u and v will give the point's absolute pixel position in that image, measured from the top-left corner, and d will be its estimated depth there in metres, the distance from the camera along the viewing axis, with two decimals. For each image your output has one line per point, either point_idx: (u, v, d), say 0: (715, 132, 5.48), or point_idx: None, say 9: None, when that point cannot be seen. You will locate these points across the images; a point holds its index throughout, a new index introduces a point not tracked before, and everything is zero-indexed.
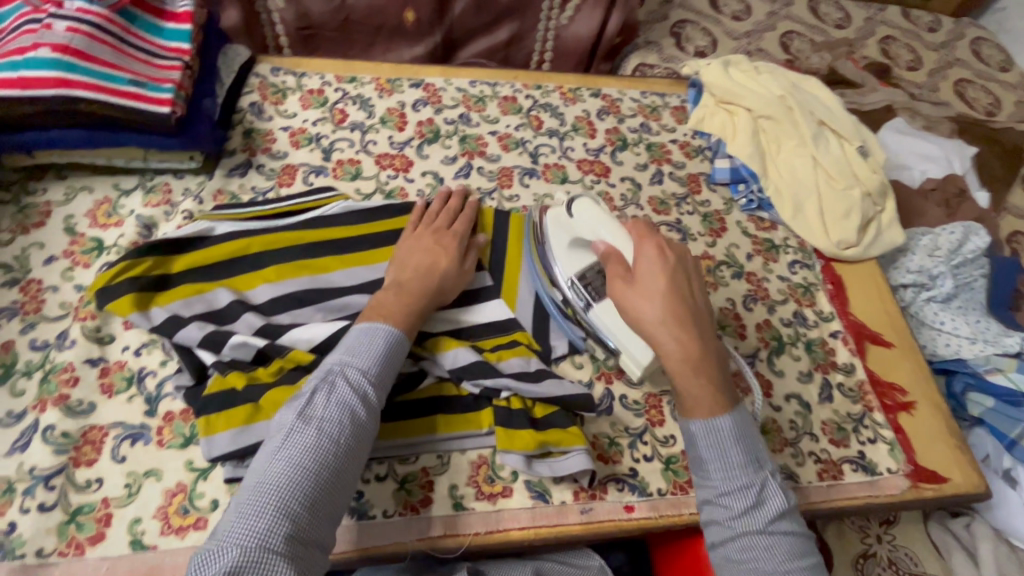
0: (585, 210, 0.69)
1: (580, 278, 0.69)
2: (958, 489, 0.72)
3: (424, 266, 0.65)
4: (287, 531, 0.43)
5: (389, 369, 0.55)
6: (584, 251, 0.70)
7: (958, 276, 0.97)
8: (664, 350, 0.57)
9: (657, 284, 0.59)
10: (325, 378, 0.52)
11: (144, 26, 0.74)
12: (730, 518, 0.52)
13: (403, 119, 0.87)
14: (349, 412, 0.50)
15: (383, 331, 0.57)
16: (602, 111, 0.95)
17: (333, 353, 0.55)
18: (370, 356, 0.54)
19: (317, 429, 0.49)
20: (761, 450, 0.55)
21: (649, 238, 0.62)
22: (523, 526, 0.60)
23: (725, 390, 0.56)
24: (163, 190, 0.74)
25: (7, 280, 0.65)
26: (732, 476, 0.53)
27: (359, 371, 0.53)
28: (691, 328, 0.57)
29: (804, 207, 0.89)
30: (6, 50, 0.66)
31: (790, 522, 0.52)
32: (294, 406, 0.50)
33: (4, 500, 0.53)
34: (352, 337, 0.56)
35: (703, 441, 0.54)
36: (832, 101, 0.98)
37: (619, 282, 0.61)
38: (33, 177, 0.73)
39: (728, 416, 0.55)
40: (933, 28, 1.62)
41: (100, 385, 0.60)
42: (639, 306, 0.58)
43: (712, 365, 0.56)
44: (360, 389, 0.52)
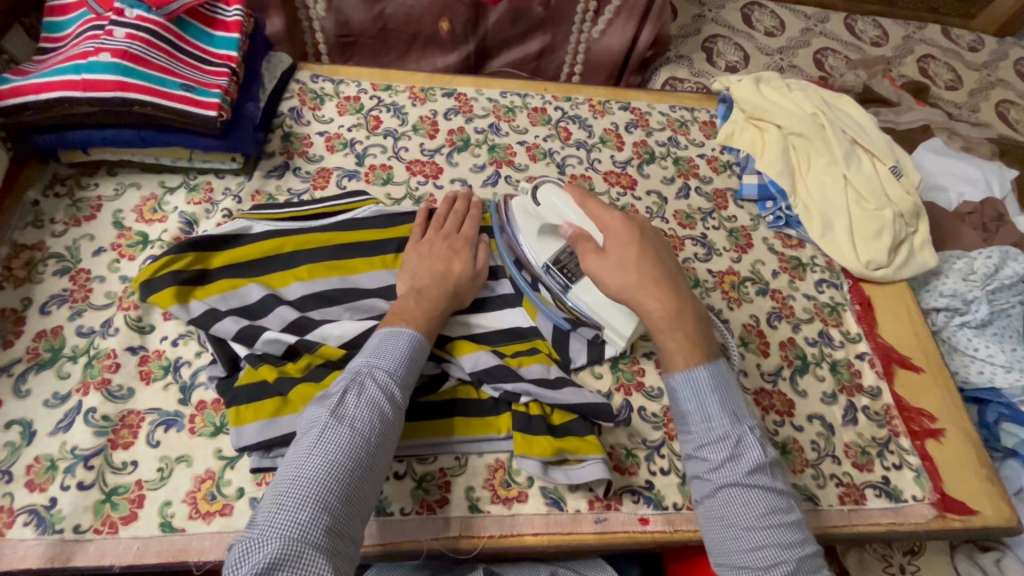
0: (552, 197, 0.70)
1: (555, 262, 0.71)
2: (988, 522, 0.70)
3: (440, 271, 0.67)
4: (326, 524, 0.45)
5: (412, 371, 0.57)
6: (551, 238, 0.72)
7: (993, 301, 0.95)
8: (648, 310, 0.60)
9: (628, 253, 0.62)
10: (354, 378, 0.54)
11: (195, 33, 0.78)
12: (709, 471, 0.54)
13: (434, 127, 0.89)
14: (379, 411, 0.52)
15: (407, 334, 0.58)
16: (631, 124, 0.96)
17: (360, 355, 0.57)
18: (396, 358, 0.56)
19: (350, 427, 0.50)
20: (740, 405, 0.56)
21: (609, 211, 0.66)
22: (537, 532, 0.61)
23: (702, 344, 0.59)
24: (206, 189, 0.78)
25: (59, 269, 0.69)
26: (711, 428, 0.55)
27: (387, 372, 0.55)
28: (668, 288, 0.61)
29: (834, 226, 0.87)
30: (70, 55, 0.70)
31: (768, 476, 0.53)
32: (325, 405, 0.52)
33: (46, 477, 0.56)
34: (377, 340, 0.58)
35: (682, 392, 0.57)
36: (866, 120, 0.97)
37: (591, 255, 0.64)
38: (86, 173, 0.77)
39: (705, 367, 0.57)
40: (975, 47, 1.58)
41: (139, 372, 0.63)
42: (615, 276, 0.61)
43: (690, 319, 0.60)
44: (388, 390, 0.54)
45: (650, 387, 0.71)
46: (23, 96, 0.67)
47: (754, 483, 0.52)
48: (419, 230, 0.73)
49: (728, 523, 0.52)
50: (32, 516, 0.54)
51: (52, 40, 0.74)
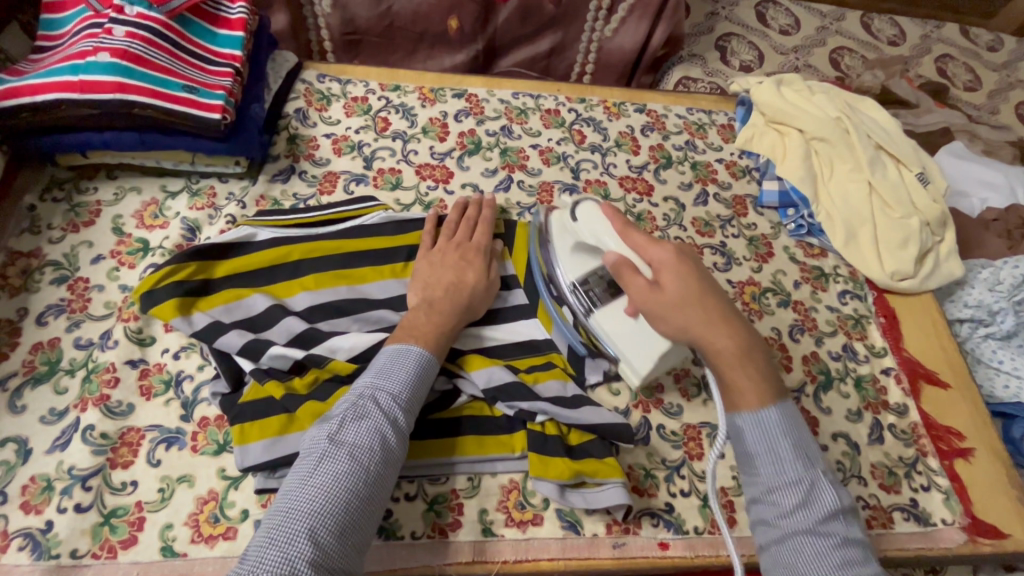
0: (588, 214, 0.64)
1: (582, 283, 0.65)
2: (1020, 546, 0.67)
3: (452, 283, 0.64)
4: (319, 558, 0.42)
5: (418, 393, 0.54)
6: (585, 254, 0.66)
7: (1020, 313, 0.92)
8: (715, 349, 0.55)
9: (686, 287, 0.56)
10: (356, 399, 0.52)
11: (198, 32, 0.75)
12: (778, 516, 0.49)
13: (444, 129, 0.86)
14: (380, 436, 0.50)
15: (415, 353, 0.56)
16: (647, 127, 0.93)
17: (364, 376, 0.54)
18: (402, 379, 0.54)
19: (348, 455, 0.48)
20: (811, 448, 0.52)
21: (656, 242, 0.59)
22: (553, 557, 0.58)
23: (773, 383, 0.54)
24: (208, 194, 0.75)
25: (56, 277, 0.66)
26: (781, 470, 0.50)
27: (391, 395, 0.52)
28: (737, 324, 0.55)
29: (857, 234, 0.84)
30: (68, 54, 0.67)
31: (845, 525, 0.48)
32: (324, 430, 0.49)
33: (42, 498, 0.54)
34: (382, 359, 0.55)
35: (750, 433, 0.52)
36: (891, 124, 0.93)
37: (639, 289, 0.58)
38: (85, 177, 0.74)
39: (774, 408, 0.52)
40: (994, 47, 1.54)
41: (139, 387, 0.61)
42: (672, 314, 0.56)
43: (761, 357, 0.55)
44: (391, 413, 0.51)
45: (669, 404, 0.69)
46: (18, 97, 0.64)
47: (829, 532, 0.47)
48: (429, 237, 0.70)
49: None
50: (28, 539, 0.52)
51: (50, 38, 0.72)
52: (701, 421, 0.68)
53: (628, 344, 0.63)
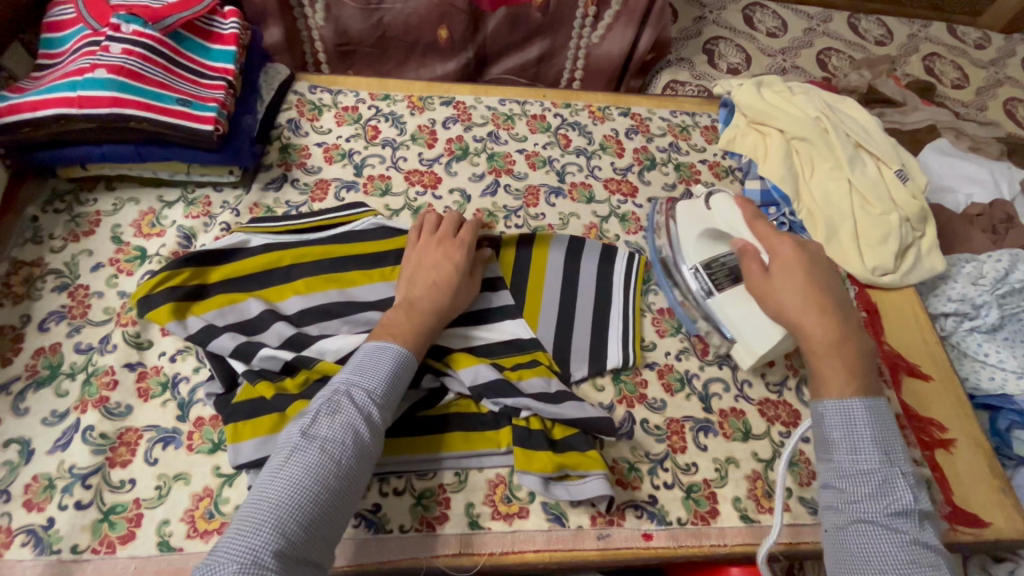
0: (720, 203, 0.74)
1: (705, 267, 0.75)
2: (1002, 535, 0.68)
3: (434, 283, 0.66)
4: (282, 547, 0.44)
5: (392, 390, 0.56)
6: (712, 243, 0.76)
7: (1004, 306, 0.93)
8: (806, 336, 0.60)
9: (792, 278, 0.62)
10: (332, 394, 0.54)
11: (192, 47, 0.78)
12: (848, 501, 0.53)
13: (432, 136, 0.89)
14: (352, 431, 0.51)
15: (391, 351, 0.57)
16: (631, 130, 0.95)
17: (343, 371, 0.56)
18: (377, 376, 0.55)
19: (319, 448, 0.49)
20: (895, 448, 0.55)
21: (783, 237, 0.65)
22: (538, 549, 0.60)
23: (863, 379, 0.57)
24: (204, 203, 0.77)
25: (58, 285, 0.69)
26: (858, 460, 0.54)
27: (366, 391, 0.54)
28: (836, 317, 0.59)
29: (839, 231, 0.85)
30: (67, 72, 0.70)
31: (917, 525, 0.51)
32: (299, 425, 0.52)
33: (44, 496, 0.56)
34: (361, 356, 0.57)
35: (831, 421, 0.56)
36: (870, 123, 0.95)
37: (755, 276, 0.65)
38: (85, 188, 0.77)
39: (865, 402, 0.56)
40: (981, 44, 1.56)
41: (137, 389, 0.63)
42: (776, 298, 0.62)
43: (853, 352, 0.58)
44: (364, 409, 0.53)
45: (652, 399, 0.70)
46: (19, 114, 0.67)
47: (898, 526, 0.51)
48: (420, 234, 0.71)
49: (855, 557, 0.51)
50: (31, 536, 0.54)
51: (49, 56, 0.74)
52: (684, 415, 0.69)
53: (749, 326, 0.69)
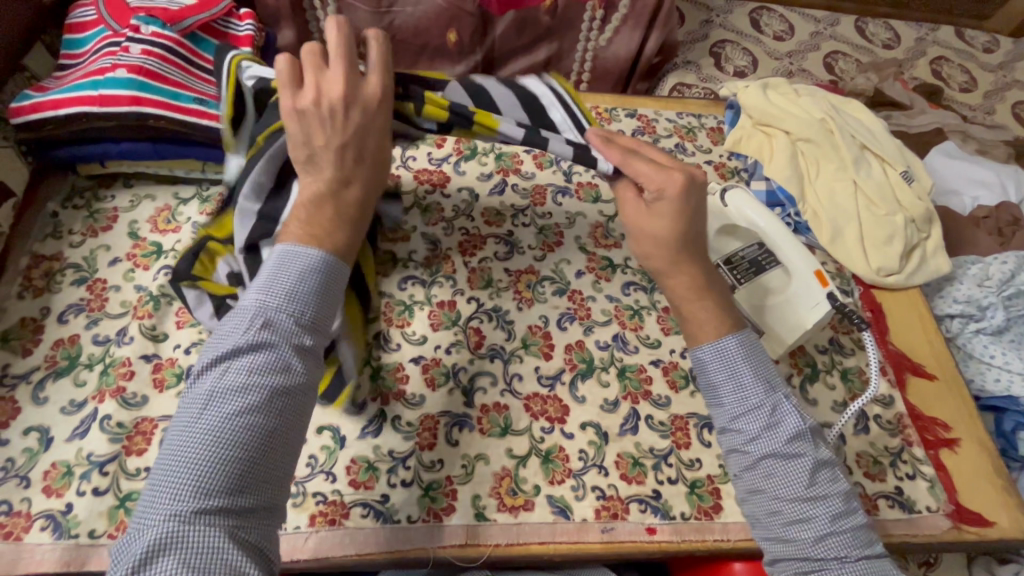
0: (740, 199, 0.79)
1: (726, 262, 0.76)
2: (1004, 534, 0.69)
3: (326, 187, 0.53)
4: (205, 499, 0.41)
5: (314, 297, 0.50)
6: (726, 240, 0.79)
7: (1010, 308, 0.93)
8: (672, 283, 0.60)
9: (667, 205, 0.57)
10: (245, 325, 0.47)
11: (208, 48, 0.80)
12: (747, 442, 0.57)
13: (441, 136, 0.90)
14: (269, 361, 0.46)
15: (304, 257, 0.50)
16: (637, 131, 0.96)
17: (251, 292, 0.49)
18: (288, 290, 0.49)
19: (228, 393, 0.45)
20: (771, 373, 0.59)
21: (671, 162, 0.59)
22: (544, 540, 0.61)
23: (728, 317, 0.60)
24: (218, 200, 0.79)
25: (76, 279, 0.71)
26: (745, 398, 0.57)
27: (280, 310, 0.48)
28: (698, 260, 0.60)
29: (844, 233, 0.86)
30: (88, 71, 0.72)
31: (811, 446, 0.56)
32: (207, 369, 0.46)
33: (62, 482, 0.58)
34: (272, 270, 0.50)
35: (711, 364, 0.59)
36: (876, 125, 0.96)
37: (629, 202, 0.60)
38: (103, 185, 0.79)
39: (733, 337, 0.59)
40: (990, 48, 1.56)
41: (152, 380, 0.64)
42: (648, 225, 0.58)
43: (717, 293, 0.61)
44: (282, 328, 0.48)
45: (657, 395, 0.71)
46: (42, 112, 0.69)
47: (794, 452, 0.55)
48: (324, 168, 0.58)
49: (769, 496, 0.55)
50: (49, 520, 0.56)
51: (71, 57, 0.77)
52: (689, 412, 0.70)
53: (773, 314, 0.72)
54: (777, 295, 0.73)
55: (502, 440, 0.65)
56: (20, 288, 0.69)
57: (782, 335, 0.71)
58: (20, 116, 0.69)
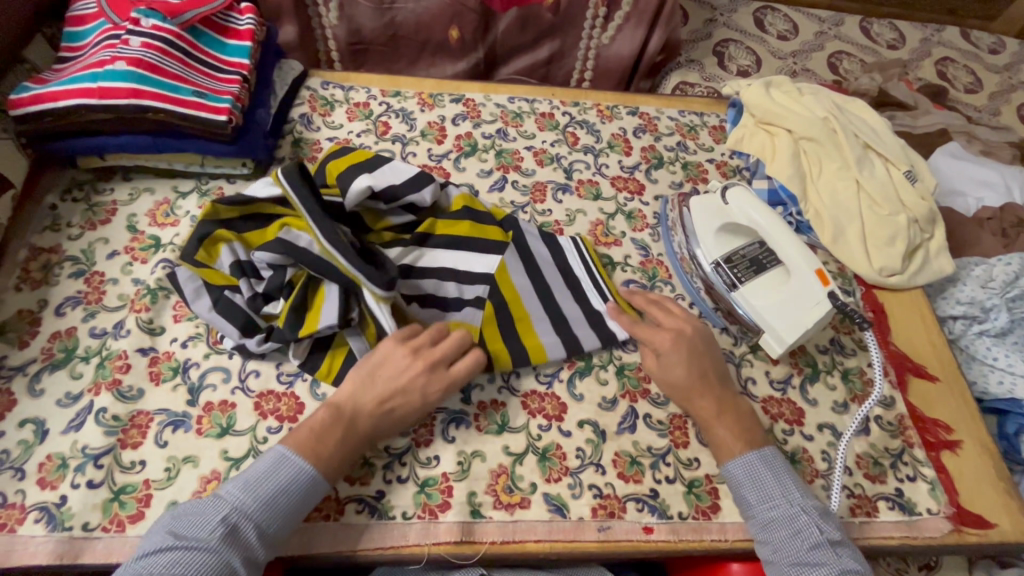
0: (742, 198, 0.76)
1: (726, 261, 0.76)
2: (1006, 537, 0.68)
3: (394, 377, 0.61)
4: None
5: (285, 520, 0.54)
6: (726, 239, 0.78)
7: (1014, 310, 0.92)
8: (698, 407, 0.65)
9: (678, 363, 0.66)
10: (217, 515, 0.51)
11: (209, 42, 0.80)
12: (773, 552, 0.58)
13: (442, 132, 0.90)
14: (224, 566, 0.49)
15: (292, 471, 0.55)
16: (639, 129, 0.96)
17: (234, 484, 0.53)
18: (266, 507, 0.53)
19: (191, 547, 0.48)
20: (795, 486, 0.61)
21: (659, 331, 0.69)
22: (540, 538, 0.61)
23: (750, 432, 0.64)
24: (217, 194, 0.79)
25: (74, 272, 0.71)
26: (770, 507, 0.59)
27: (251, 521, 0.52)
28: (715, 387, 0.66)
29: (846, 232, 0.85)
30: (88, 64, 0.72)
31: (836, 556, 0.56)
32: (181, 520, 0.51)
33: (57, 475, 0.58)
34: (257, 472, 0.54)
35: (738, 477, 0.62)
36: (879, 125, 0.95)
37: (648, 358, 0.69)
38: (103, 178, 0.79)
39: (755, 452, 0.62)
40: (996, 49, 1.55)
41: (149, 373, 0.64)
42: (666, 378, 0.67)
43: (739, 412, 0.65)
44: (247, 543, 0.51)
45: (656, 394, 0.70)
46: (41, 104, 0.69)
47: (818, 561, 0.56)
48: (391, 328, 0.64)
49: None
50: (43, 513, 0.56)
51: (72, 49, 0.77)
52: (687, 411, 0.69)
53: (776, 314, 0.71)
54: (778, 294, 0.72)
55: (499, 437, 0.65)
56: (18, 280, 0.69)
57: (783, 335, 0.70)
58: (19, 108, 0.69)
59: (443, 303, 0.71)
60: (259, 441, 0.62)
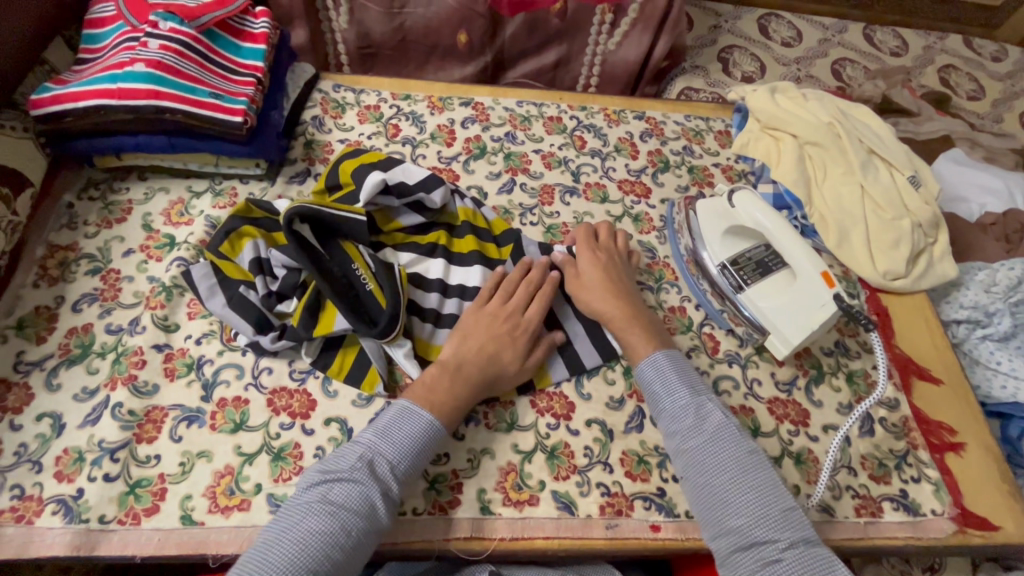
0: (747, 202, 0.76)
1: (732, 263, 0.77)
2: (1010, 539, 0.68)
3: (489, 350, 0.64)
4: None
5: (416, 460, 0.58)
6: (733, 241, 0.79)
7: (1016, 314, 0.93)
8: (608, 317, 0.70)
9: (595, 274, 0.73)
10: (354, 459, 0.56)
11: (224, 45, 0.82)
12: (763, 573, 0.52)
13: (451, 135, 0.91)
14: (368, 503, 0.53)
15: (417, 418, 0.59)
16: (646, 133, 0.97)
17: (368, 432, 0.58)
18: (399, 447, 0.57)
19: (337, 490, 0.53)
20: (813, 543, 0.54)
21: (586, 246, 0.76)
22: (548, 535, 0.61)
23: (657, 336, 0.68)
24: (230, 194, 0.80)
25: (91, 269, 0.72)
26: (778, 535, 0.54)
27: (387, 462, 0.56)
28: (624, 297, 0.71)
29: (851, 236, 0.86)
30: (107, 66, 0.74)
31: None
32: (325, 469, 0.55)
33: (74, 468, 0.58)
34: (387, 420, 0.59)
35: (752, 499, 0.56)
36: (884, 131, 0.96)
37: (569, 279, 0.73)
38: (118, 178, 0.80)
39: (662, 352, 0.66)
40: (998, 57, 1.56)
41: (163, 369, 0.65)
42: (583, 292, 0.72)
43: (645, 319, 0.70)
44: (385, 481, 0.55)
45: None
46: (62, 104, 0.71)
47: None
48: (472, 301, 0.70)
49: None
50: (61, 505, 0.57)
51: (90, 51, 0.78)
52: None
53: (782, 316, 0.72)
54: (783, 297, 0.73)
55: (508, 435, 0.66)
56: (36, 277, 0.70)
57: (790, 337, 0.71)
58: (40, 108, 0.71)
59: (444, 320, 0.72)
60: (272, 436, 0.62)
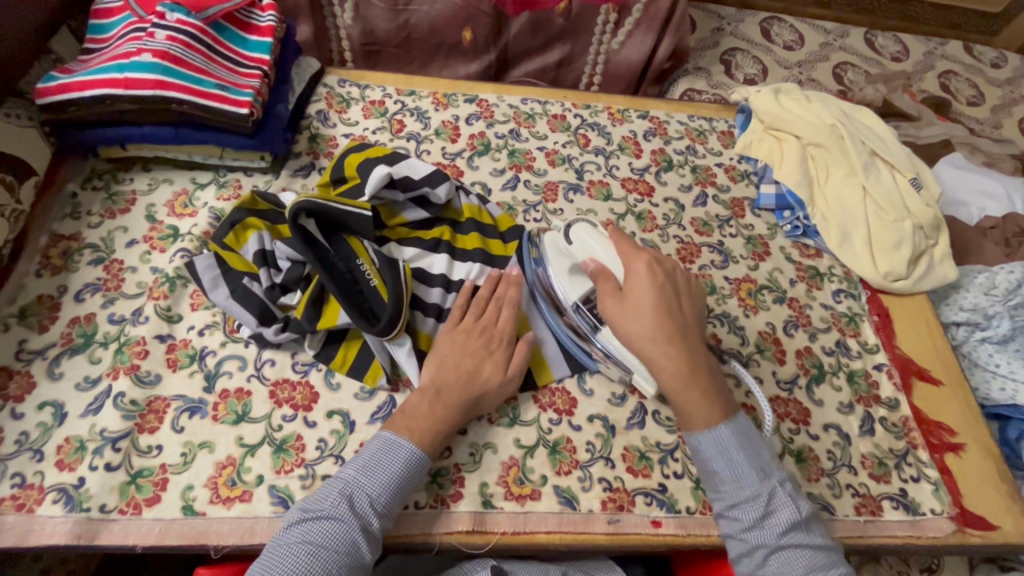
0: (584, 237, 0.69)
1: (585, 302, 0.68)
2: (1008, 538, 0.69)
3: (468, 371, 0.64)
4: None
5: (399, 493, 0.57)
6: (582, 276, 0.69)
7: (1015, 318, 0.93)
8: (659, 369, 0.61)
9: (647, 295, 0.62)
10: (334, 495, 0.55)
11: (231, 37, 0.82)
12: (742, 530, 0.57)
13: (456, 131, 0.91)
14: (349, 541, 0.53)
15: (400, 450, 0.58)
16: (649, 132, 0.97)
17: (349, 466, 0.57)
18: (382, 481, 0.56)
19: (317, 528, 0.53)
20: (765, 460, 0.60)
21: (638, 255, 0.65)
22: (549, 530, 0.62)
23: (719, 401, 0.61)
24: (234, 186, 0.80)
25: (93, 259, 0.72)
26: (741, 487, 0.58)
27: (368, 496, 0.55)
28: (680, 344, 0.61)
29: (852, 236, 0.87)
30: (114, 55, 0.74)
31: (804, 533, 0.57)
32: (305, 506, 0.55)
33: (75, 457, 0.58)
34: (368, 453, 0.58)
35: (705, 452, 0.60)
36: (886, 133, 0.97)
37: (609, 298, 0.63)
38: (122, 169, 0.80)
39: (725, 425, 0.60)
40: (999, 63, 1.57)
41: (166, 359, 0.65)
42: (630, 325, 0.61)
43: (700, 365, 0.61)
44: (366, 516, 0.54)
45: None
46: (68, 94, 0.71)
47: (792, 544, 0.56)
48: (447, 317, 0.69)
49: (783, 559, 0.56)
50: (62, 494, 0.57)
51: (97, 41, 0.78)
52: None
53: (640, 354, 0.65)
54: None
55: (510, 430, 0.66)
56: (39, 266, 0.70)
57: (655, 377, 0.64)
58: (46, 97, 0.71)
59: (446, 316, 0.71)
60: (273, 428, 0.62)
